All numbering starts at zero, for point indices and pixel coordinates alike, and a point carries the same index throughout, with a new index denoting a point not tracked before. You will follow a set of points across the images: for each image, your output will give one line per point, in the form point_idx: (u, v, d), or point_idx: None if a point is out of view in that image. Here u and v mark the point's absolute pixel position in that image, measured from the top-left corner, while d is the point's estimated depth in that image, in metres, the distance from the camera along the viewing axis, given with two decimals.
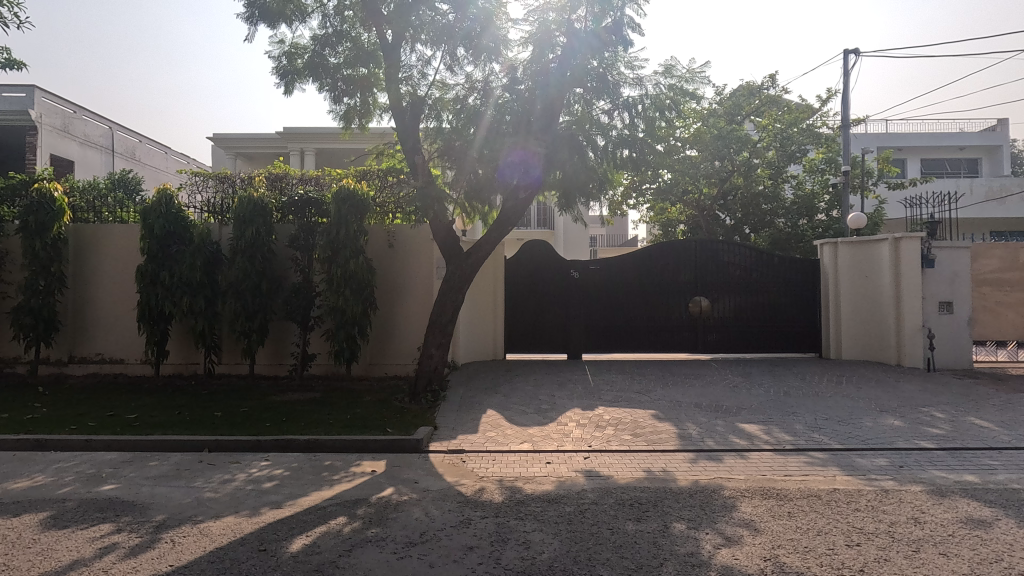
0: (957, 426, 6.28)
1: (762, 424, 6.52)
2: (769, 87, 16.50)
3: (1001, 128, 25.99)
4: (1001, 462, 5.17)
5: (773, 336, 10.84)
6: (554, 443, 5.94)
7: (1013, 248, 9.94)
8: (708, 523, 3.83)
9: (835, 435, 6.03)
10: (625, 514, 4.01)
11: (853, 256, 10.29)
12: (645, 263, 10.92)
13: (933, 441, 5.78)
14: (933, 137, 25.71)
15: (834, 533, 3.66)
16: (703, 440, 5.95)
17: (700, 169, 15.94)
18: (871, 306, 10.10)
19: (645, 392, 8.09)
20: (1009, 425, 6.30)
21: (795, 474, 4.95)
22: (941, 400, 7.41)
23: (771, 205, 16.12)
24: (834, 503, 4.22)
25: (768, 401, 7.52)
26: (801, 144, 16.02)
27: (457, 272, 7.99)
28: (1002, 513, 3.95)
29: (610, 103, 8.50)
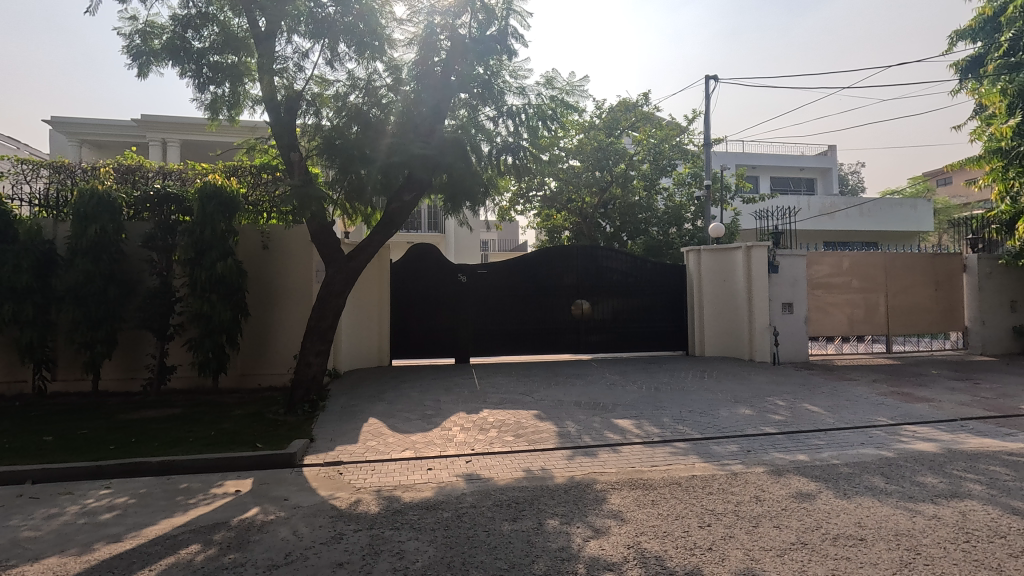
0: (794, 412, 7.17)
1: (634, 418, 6.97)
2: (643, 104, 17.63)
3: (831, 152, 30.12)
4: (826, 442, 5.98)
5: (648, 336, 11.66)
6: (437, 449, 5.89)
7: (838, 256, 11.52)
8: (581, 517, 4.00)
9: (696, 426, 6.61)
10: (502, 515, 4.07)
11: (713, 262, 11.37)
12: (530, 267, 11.21)
13: (776, 427, 6.53)
14: (780, 158, 29.18)
15: (689, 516, 3.99)
16: (581, 437, 6.23)
17: (582, 178, 16.86)
18: (728, 307, 11.20)
19: (529, 393, 8.31)
20: (834, 409, 7.30)
21: (661, 464, 5.35)
22: (783, 390, 8.40)
23: (646, 214, 17.35)
24: (691, 488, 4.60)
25: (640, 396, 8.06)
26: (671, 159, 17.38)
27: (337, 275, 7.66)
28: (824, 487, 4.54)
29: (495, 110, 8.65)
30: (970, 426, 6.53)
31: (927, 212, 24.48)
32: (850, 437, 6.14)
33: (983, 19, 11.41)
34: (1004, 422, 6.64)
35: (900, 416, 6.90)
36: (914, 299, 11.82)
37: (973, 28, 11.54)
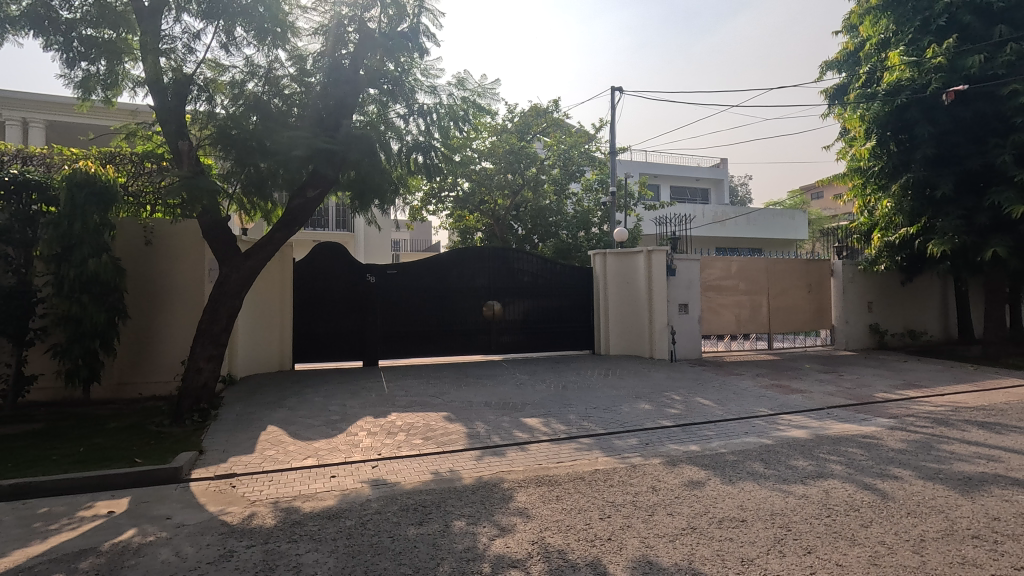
0: (688, 405, 7.68)
1: (542, 417, 7.14)
2: (553, 111, 18.09)
3: (723, 165, 32.68)
4: (715, 432, 6.47)
5: (557, 336, 11.98)
6: (342, 455, 5.67)
7: (728, 261, 12.51)
8: (487, 517, 4.03)
9: (600, 421, 6.88)
10: (408, 520, 4.00)
11: (617, 265, 11.91)
12: (442, 268, 11.14)
13: (672, 420, 6.96)
14: (679, 169, 31.10)
15: (591, 509, 4.15)
16: (490, 437, 6.28)
17: (495, 180, 17.17)
18: (630, 308, 11.78)
19: (439, 395, 8.24)
20: (722, 402, 7.92)
21: (566, 460, 5.51)
22: (679, 385, 8.98)
23: (556, 218, 17.83)
24: (594, 482, 4.79)
25: (548, 395, 8.26)
26: (579, 165, 17.99)
27: (232, 274, 7.15)
28: (712, 474, 4.91)
29: (405, 108, 8.52)
30: (834, 413, 7.35)
31: (802, 223, 27.25)
32: (736, 427, 6.68)
33: (846, 52, 12.86)
34: (861, 409, 7.53)
35: (778, 406, 7.61)
36: (792, 300, 13.08)
37: (839, 61, 12.97)
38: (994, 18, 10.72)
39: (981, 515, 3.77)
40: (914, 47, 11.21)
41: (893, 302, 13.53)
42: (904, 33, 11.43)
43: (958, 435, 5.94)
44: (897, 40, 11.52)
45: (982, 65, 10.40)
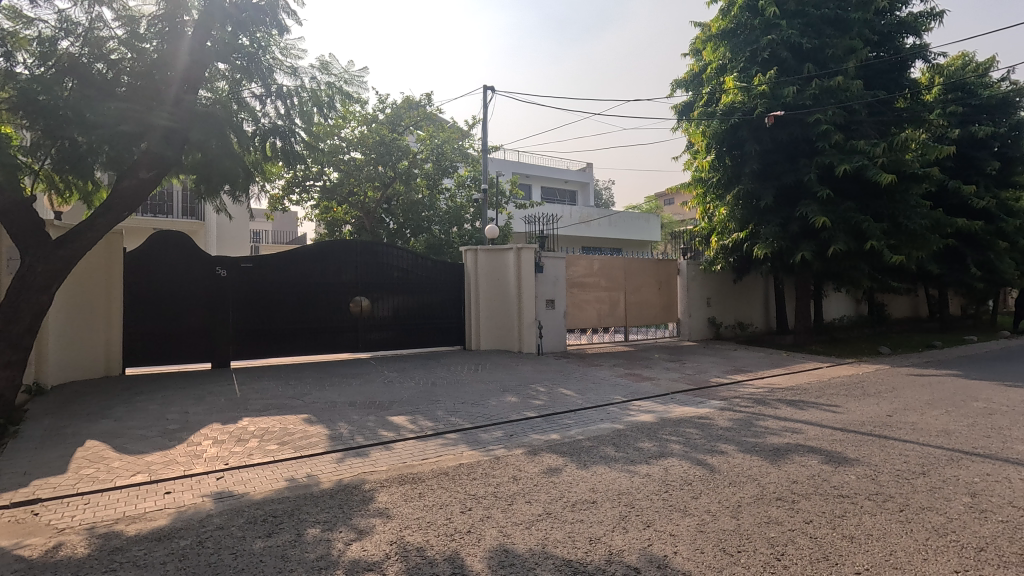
0: (551, 396, 8.05)
1: (409, 414, 7.03)
2: (425, 104, 17.89)
3: (589, 169, 34.71)
4: (574, 421, 6.86)
5: (428, 332, 11.87)
6: (180, 468, 5.09)
7: (591, 259, 13.30)
8: (345, 521, 3.87)
9: (467, 416, 6.95)
10: (253, 533, 3.70)
11: (488, 262, 12.11)
12: (304, 262, 10.49)
13: (536, 411, 7.25)
14: (549, 171, 32.39)
15: (453, 503, 4.17)
16: (353, 438, 6.04)
17: (364, 171, 16.62)
18: (500, 304, 12.05)
19: (299, 396, 7.76)
20: (582, 392, 8.42)
21: (431, 457, 5.49)
22: (544, 377, 9.37)
23: (428, 213, 17.62)
24: (457, 476, 4.82)
25: (417, 392, 8.17)
26: (452, 161, 17.97)
27: (37, 265, 6.06)
28: (569, 461, 5.19)
29: (262, 88, 7.88)
30: (677, 398, 8.17)
31: (656, 226, 29.88)
32: (593, 415, 7.14)
33: (692, 73, 14.29)
34: (699, 393, 8.46)
35: (631, 394, 8.28)
36: (645, 296, 14.28)
37: (686, 80, 14.38)
38: (804, 56, 12.60)
39: (784, 480, 4.42)
40: (745, 74, 12.78)
41: (727, 298, 15.38)
42: (737, 61, 12.98)
43: (771, 412, 6.91)
44: (732, 67, 13.05)
45: (795, 95, 12.15)
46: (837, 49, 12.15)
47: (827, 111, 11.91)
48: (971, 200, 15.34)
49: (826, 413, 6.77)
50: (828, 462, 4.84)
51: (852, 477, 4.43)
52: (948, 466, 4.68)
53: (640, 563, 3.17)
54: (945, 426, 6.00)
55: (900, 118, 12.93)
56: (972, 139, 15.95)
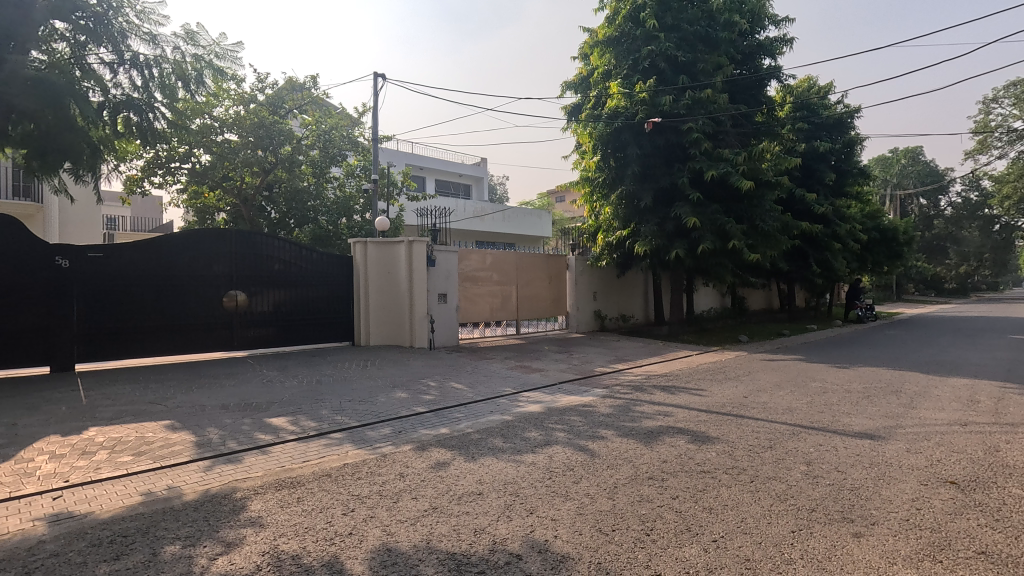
0: (442, 391, 8.01)
1: (289, 415, 6.62)
2: (311, 87, 16.95)
3: (484, 164, 34.92)
4: (464, 414, 6.88)
5: (313, 328, 11.27)
6: (4, 490, 4.37)
7: (483, 253, 13.39)
8: (210, 534, 3.55)
9: (354, 414, 6.70)
10: (98, 557, 3.27)
11: (378, 255, 11.74)
12: (169, 252, 9.48)
13: (426, 406, 7.17)
14: (444, 164, 32.12)
15: (334, 506, 4.00)
16: (224, 443, 5.57)
17: (239, 155, 15.35)
18: (391, 298, 11.75)
19: (161, 401, 7.01)
20: (473, 385, 8.48)
21: (313, 458, 5.22)
22: (435, 372, 9.29)
23: (314, 203, 16.68)
24: (341, 477, 4.63)
25: (299, 391, 7.73)
26: (341, 149, 17.18)
27: None
28: (457, 454, 5.19)
29: (113, 54, 7.01)
30: (564, 387, 8.51)
31: (547, 222, 30.83)
32: (483, 407, 7.21)
33: (580, 77, 14.87)
34: (584, 382, 8.87)
35: (520, 385, 8.48)
36: (536, 290, 14.66)
37: (575, 83, 14.95)
38: (679, 68, 13.61)
39: (656, 460, 4.77)
40: (628, 81, 13.56)
41: (611, 292, 16.28)
42: (621, 68, 13.72)
43: (647, 398, 7.44)
44: (616, 73, 13.77)
45: (672, 104, 13.09)
46: (707, 64, 13.26)
47: (698, 120, 12.98)
48: (813, 207, 17.57)
49: (694, 397, 7.42)
50: (693, 441, 5.30)
51: (713, 454, 4.89)
52: (790, 439, 5.33)
53: (523, 549, 3.25)
54: (789, 404, 6.83)
55: (759, 131, 14.44)
56: (815, 153, 18.23)
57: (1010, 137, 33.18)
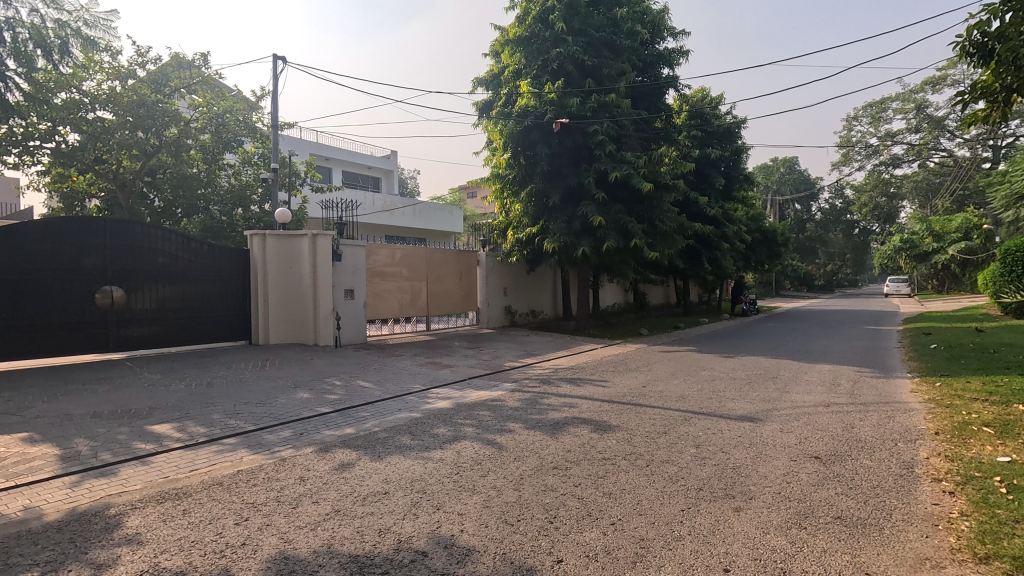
0: (347, 390, 7.75)
1: (174, 421, 6.09)
2: (200, 65, 15.66)
3: (394, 157, 34.13)
4: (371, 413, 6.70)
5: (204, 326, 10.45)
6: None
7: (392, 248, 13.09)
8: (76, 558, 3.18)
9: (250, 417, 6.30)
10: None
11: (278, 248, 11.10)
12: (27, 242, 8.37)
13: (330, 406, 6.90)
14: (351, 155, 30.94)
15: (226, 516, 3.74)
16: (96, 456, 5.01)
17: (115, 136, 13.84)
18: (293, 294, 11.18)
19: (16, 411, 6.16)
20: (381, 383, 8.28)
21: (202, 466, 4.84)
22: (340, 371, 8.96)
23: (205, 191, 15.43)
24: (233, 485, 4.33)
25: (187, 395, 7.13)
26: (236, 135, 16.04)
27: None
28: (362, 454, 5.05)
29: None
30: (473, 382, 8.55)
31: (458, 218, 30.74)
32: (390, 405, 7.06)
33: (492, 73, 14.97)
34: (493, 377, 8.96)
35: (429, 382, 8.41)
36: (446, 286, 14.56)
37: (486, 79, 15.04)
38: (586, 72, 14.10)
39: (561, 450, 4.94)
40: (537, 81, 13.86)
41: (521, 287, 16.57)
42: (531, 68, 13.99)
43: (554, 390, 7.67)
44: (526, 72, 14.01)
45: (579, 106, 13.54)
46: (611, 69, 13.85)
47: (603, 123, 13.51)
48: (705, 209, 18.95)
49: (598, 388, 7.76)
50: (596, 430, 5.55)
51: (613, 441, 5.14)
52: (682, 424, 5.73)
53: (428, 546, 3.23)
54: (682, 391, 7.35)
55: (658, 136, 15.30)
56: (707, 160, 19.68)
57: (867, 151, 37.84)
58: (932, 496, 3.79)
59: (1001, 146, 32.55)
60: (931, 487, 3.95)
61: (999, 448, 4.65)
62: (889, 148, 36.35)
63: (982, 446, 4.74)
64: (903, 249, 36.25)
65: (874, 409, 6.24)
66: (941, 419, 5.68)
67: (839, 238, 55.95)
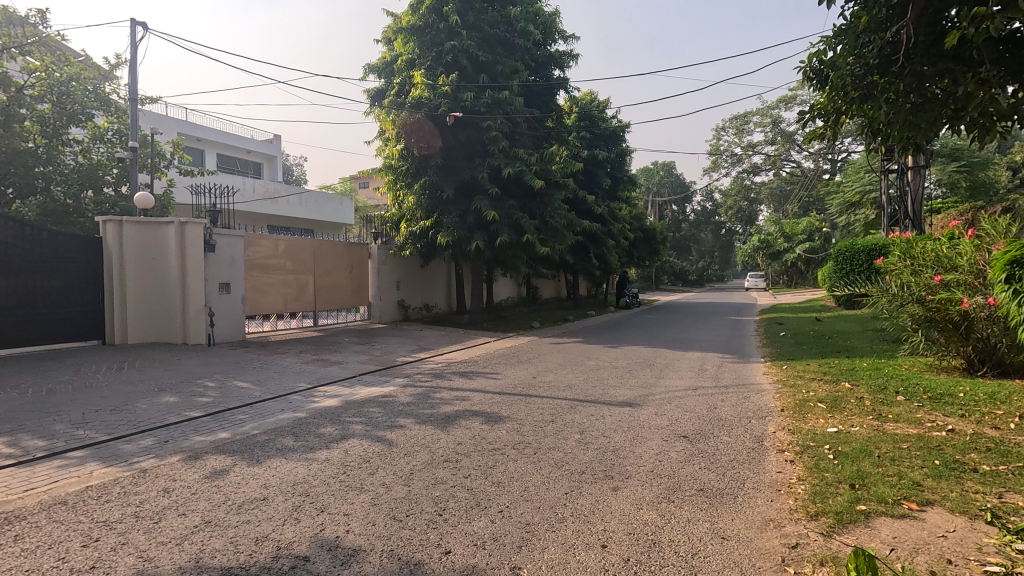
0: (222, 391, 7.17)
1: (4, 435, 5.25)
2: (37, 23, 13.54)
3: (277, 141, 31.97)
4: (250, 415, 6.26)
5: (44, 325, 9.09)
6: None
7: (275, 239, 12.27)
8: None
9: (103, 426, 5.60)
10: None
11: (137, 237, 9.96)
12: None
13: (202, 409, 6.34)
14: (227, 138, 28.46)
15: (70, 538, 3.31)
16: None
17: None
18: (156, 287, 10.07)
19: None
20: (261, 383, 7.75)
21: (40, 484, 4.23)
22: (214, 371, 8.26)
23: (45, 168, 13.39)
24: (81, 503, 3.84)
25: (20, 404, 6.16)
26: (85, 107, 14.08)
27: None
28: (238, 459, 4.71)
29: None
30: (363, 378, 8.30)
31: (349, 208, 29.52)
32: (272, 406, 6.64)
33: (384, 61, 14.57)
34: (385, 372, 8.77)
35: (316, 380, 8.02)
36: (335, 279, 13.93)
37: (378, 67, 14.60)
38: (480, 67, 14.17)
39: (452, 443, 4.96)
40: (431, 72, 13.71)
41: (414, 282, 16.31)
42: (424, 58, 13.79)
43: (446, 384, 7.67)
44: (419, 63, 13.79)
45: (473, 101, 13.59)
46: (505, 67, 14.04)
47: (496, 119, 13.68)
48: (592, 207, 19.92)
49: (490, 380, 7.90)
50: (487, 422, 5.65)
51: (503, 432, 5.27)
52: (568, 412, 6.01)
53: (311, 550, 3.10)
54: (569, 381, 7.70)
55: (549, 135, 15.77)
56: (595, 161, 20.69)
57: (732, 160, 41.98)
58: (777, 465, 4.32)
59: (836, 159, 37.73)
60: (777, 457, 4.51)
61: (829, 421, 5.43)
62: (750, 157, 40.65)
63: (816, 420, 5.49)
64: (759, 248, 40.87)
65: (734, 391, 6.99)
66: (786, 398, 6.50)
67: (709, 238, 62.11)
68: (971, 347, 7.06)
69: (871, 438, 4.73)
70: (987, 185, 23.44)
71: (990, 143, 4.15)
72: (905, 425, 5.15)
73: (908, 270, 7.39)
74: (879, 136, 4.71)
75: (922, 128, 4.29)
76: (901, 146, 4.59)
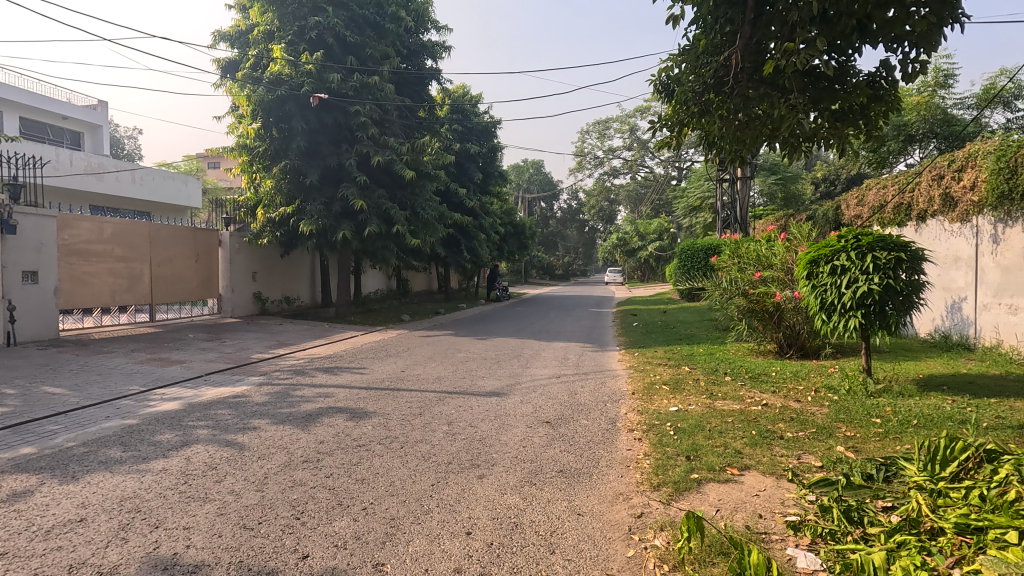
0: (26, 398, 6.06)
1: None
2: None
3: (102, 109, 27.62)
4: (64, 425, 5.37)
5: None
6: None
7: (98, 221, 10.62)
8: None
9: None
10: None
11: None
12: None
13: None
14: (34, 98, 23.91)
15: None
16: None
17: None
18: None
19: None
20: (79, 387, 6.68)
21: None
22: (15, 375, 6.95)
23: None
24: None
25: None
26: None
27: None
28: (47, 477, 4.03)
29: None
30: (210, 378, 7.53)
31: (195, 190, 26.51)
32: (93, 413, 5.75)
33: (237, 30, 13.29)
34: (237, 371, 8.03)
35: (152, 381, 7.10)
36: (175, 269, 12.41)
37: (230, 35, 13.27)
38: (348, 48, 13.49)
39: (312, 442, 4.70)
40: (292, 48, 12.79)
41: (273, 272, 15.11)
42: (285, 32, 12.83)
43: (308, 381, 7.25)
44: (279, 37, 12.79)
45: (339, 83, 12.89)
46: (375, 51, 13.50)
47: (365, 105, 13.12)
48: (464, 200, 20.03)
49: (356, 375, 7.60)
50: (351, 418, 5.44)
51: (369, 428, 5.11)
52: (436, 404, 6.01)
53: (141, 572, 2.75)
54: (438, 373, 7.70)
55: (421, 125, 15.48)
56: (466, 154, 20.81)
57: (594, 162, 44.84)
58: (627, 443, 4.73)
59: (682, 167, 42.07)
60: (627, 436, 4.93)
61: (671, 401, 6.06)
62: (611, 161, 43.73)
63: (661, 400, 6.11)
64: (617, 245, 44.24)
65: (592, 377, 7.49)
66: (636, 381, 7.15)
67: (574, 235, 65.78)
68: (782, 333, 8.31)
69: (704, 414, 5.37)
70: (796, 196, 27.74)
71: (797, 160, 4.84)
72: (731, 402, 5.93)
73: (736, 268, 8.49)
74: (714, 149, 5.30)
75: (746, 143, 4.89)
76: (730, 158, 5.20)
